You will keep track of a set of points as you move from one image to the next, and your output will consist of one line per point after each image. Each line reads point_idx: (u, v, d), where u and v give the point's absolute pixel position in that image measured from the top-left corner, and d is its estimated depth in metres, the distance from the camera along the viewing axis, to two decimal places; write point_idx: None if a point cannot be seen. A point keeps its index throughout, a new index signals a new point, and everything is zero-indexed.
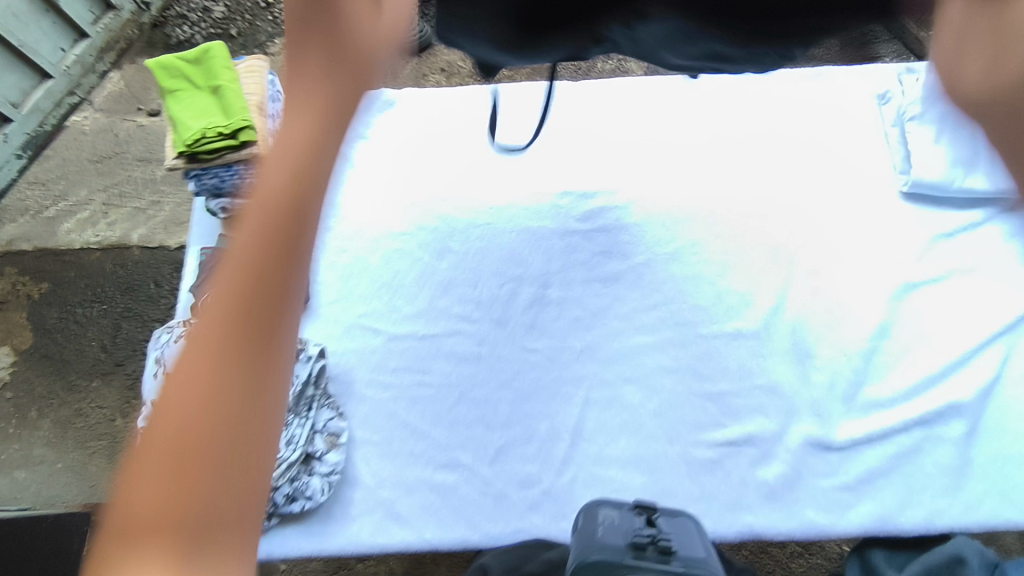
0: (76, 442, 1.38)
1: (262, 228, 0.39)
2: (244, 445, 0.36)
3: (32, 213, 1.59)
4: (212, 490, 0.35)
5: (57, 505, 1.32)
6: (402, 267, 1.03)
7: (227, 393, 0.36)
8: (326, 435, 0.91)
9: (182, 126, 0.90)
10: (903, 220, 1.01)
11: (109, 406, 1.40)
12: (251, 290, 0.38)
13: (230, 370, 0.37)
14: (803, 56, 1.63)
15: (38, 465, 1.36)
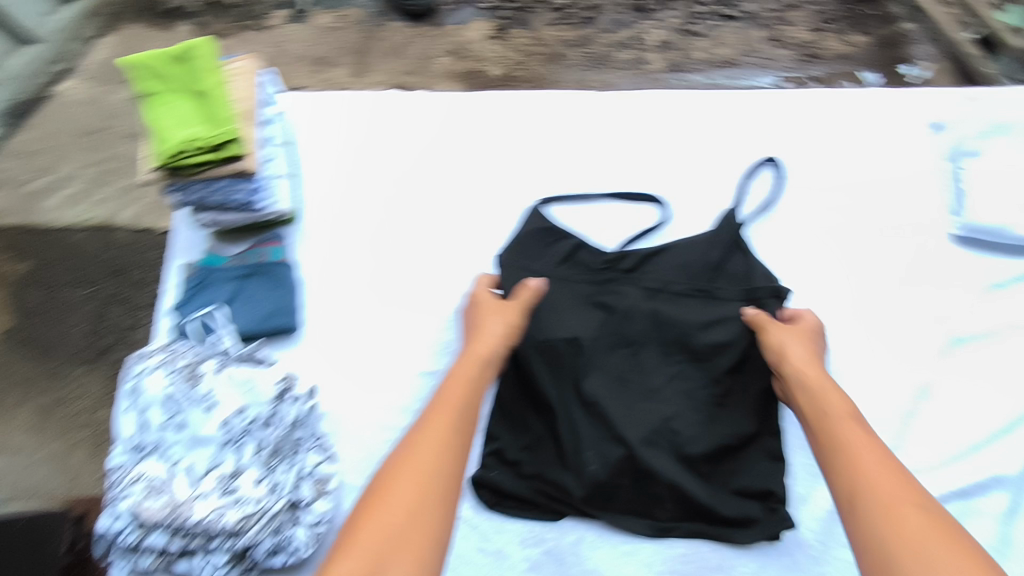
0: (58, 432, 1.29)
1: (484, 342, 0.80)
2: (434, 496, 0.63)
3: (11, 186, 1.47)
4: (438, 526, 0.61)
5: (33, 498, 1.24)
6: (406, 290, 0.94)
7: (433, 500, 0.62)
8: (313, 482, 0.82)
9: (162, 135, 0.81)
10: (951, 266, 0.93)
11: (92, 396, 1.31)
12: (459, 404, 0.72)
13: (464, 399, 0.72)
14: (837, 55, 1.47)
15: (17, 453, 1.27)
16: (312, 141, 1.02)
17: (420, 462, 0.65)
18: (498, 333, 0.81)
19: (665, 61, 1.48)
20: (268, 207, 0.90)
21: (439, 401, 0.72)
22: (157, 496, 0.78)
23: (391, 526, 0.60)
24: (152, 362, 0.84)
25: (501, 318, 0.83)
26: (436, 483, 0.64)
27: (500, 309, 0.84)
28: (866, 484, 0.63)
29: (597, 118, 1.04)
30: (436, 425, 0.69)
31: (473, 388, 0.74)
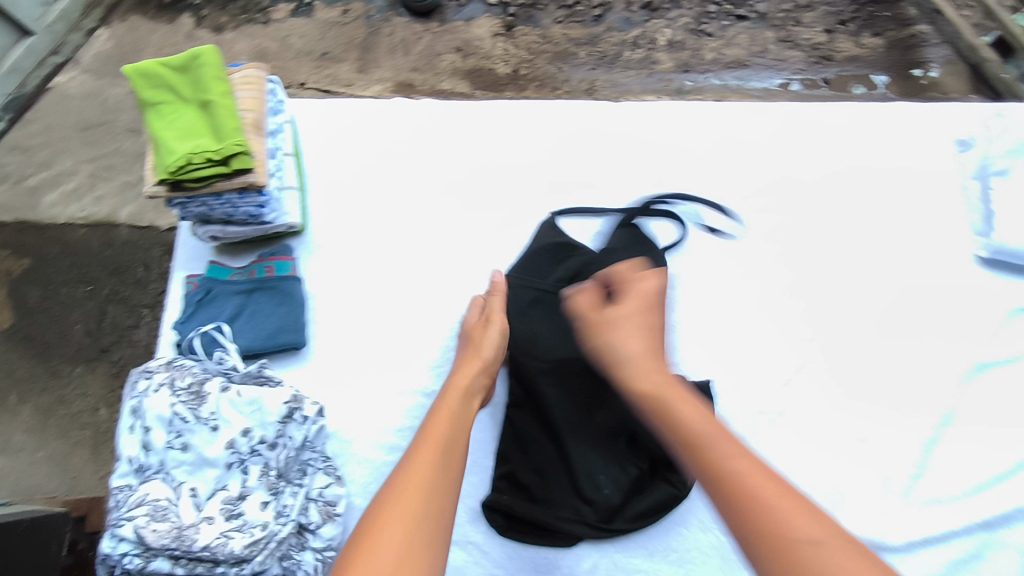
0: (58, 432, 1.28)
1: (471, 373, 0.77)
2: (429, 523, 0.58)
3: (13, 181, 1.44)
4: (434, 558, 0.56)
5: (36, 497, 1.23)
6: (416, 305, 0.92)
7: (422, 541, 0.56)
8: (320, 505, 0.80)
9: (165, 148, 0.77)
10: (976, 289, 0.91)
11: (94, 395, 1.29)
12: (450, 431, 0.68)
13: (457, 429, 0.69)
14: (848, 57, 1.44)
15: (18, 452, 1.26)
16: (319, 151, 0.99)
17: (413, 487, 0.60)
18: (484, 365, 0.78)
19: (675, 60, 1.45)
20: (276, 218, 0.88)
21: (425, 434, 0.67)
22: (161, 520, 0.75)
23: (382, 559, 0.53)
24: (155, 380, 0.81)
25: (486, 344, 0.81)
26: (428, 511, 0.58)
27: (484, 331, 0.82)
28: (729, 481, 0.55)
29: (614, 128, 1.01)
30: (424, 460, 0.63)
31: (457, 421, 0.69)
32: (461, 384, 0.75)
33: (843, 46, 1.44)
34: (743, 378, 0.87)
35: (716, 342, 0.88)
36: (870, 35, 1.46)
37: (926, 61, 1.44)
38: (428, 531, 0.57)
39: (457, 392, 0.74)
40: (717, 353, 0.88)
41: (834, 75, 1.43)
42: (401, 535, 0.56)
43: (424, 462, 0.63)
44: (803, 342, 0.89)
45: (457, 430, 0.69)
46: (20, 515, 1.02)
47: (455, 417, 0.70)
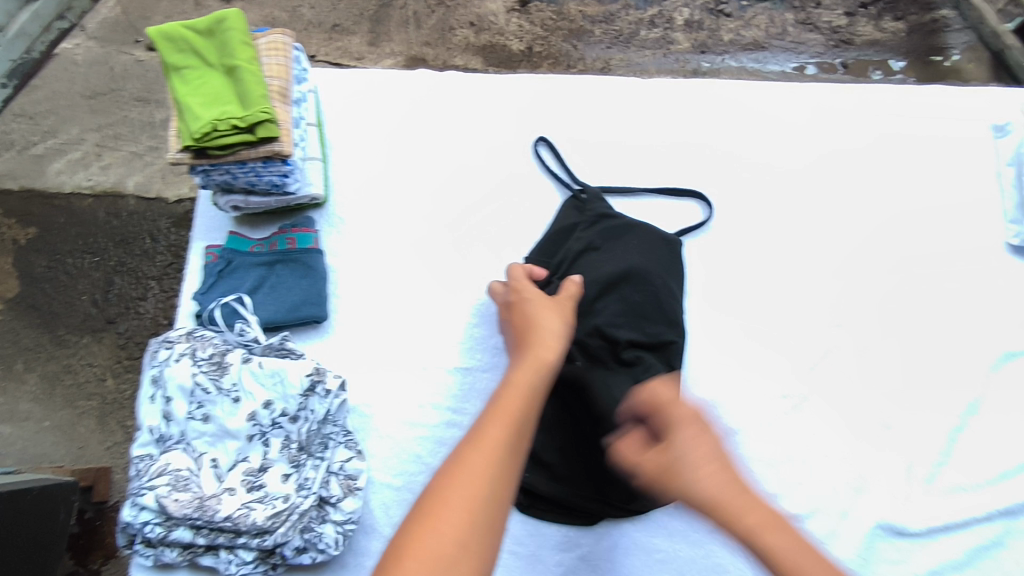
0: (65, 401, 1.27)
1: (549, 342, 0.71)
2: (491, 511, 0.55)
3: (18, 148, 1.41)
4: (490, 554, 0.53)
5: (42, 466, 1.23)
6: (442, 278, 0.91)
7: (488, 520, 0.54)
8: (341, 479, 0.80)
9: (188, 113, 0.75)
10: (1006, 278, 0.90)
11: (101, 365, 1.28)
12: (524, 403, 0.63)
13: (531, 405, 0.64)
14: (869, 42, 1.41)
15: (24, 421, 1.26)
16: (342, 122, 0.97)
17: (477, 463, 0.57)
18: (558, 336, 0.72)
19: (692, 40, 1.42)
20: (300, 189, 0.87)
21: (495, 410, 0.62)
22: (183, 490, 0.75)
23: (442, 555, 0.51)
24: (176, 349, 0.80)
25: (560, 311, 0.76)
26: (493, 495, 0.55)
27: (555, 304, 0.77)
28: None
29: (640, 105, 0.99)
30: (497, 432, 0.60)
31: (534, 394, 0.65)
32: (536, 349, 0.70)
33: (864, 30, 1.40)
34: (769, 361, 0.86)
35: (742, 325, 0.88)
36: (893, 18, 1.42)
37: (948, 47, 1.40)
38: (493, 508, 0.55)
39: (535, 360, 0.68)
40: (742, 335, 0.87)
41: (852, 59, 1.40)
42: (466, 513, 0.53)
43: (498, 434, 0.59)
44: (830, 326, 0.88)
45: (531, 403, 0.64)
46: (33, 480, 0.99)
47: (528, 386, 0.65)
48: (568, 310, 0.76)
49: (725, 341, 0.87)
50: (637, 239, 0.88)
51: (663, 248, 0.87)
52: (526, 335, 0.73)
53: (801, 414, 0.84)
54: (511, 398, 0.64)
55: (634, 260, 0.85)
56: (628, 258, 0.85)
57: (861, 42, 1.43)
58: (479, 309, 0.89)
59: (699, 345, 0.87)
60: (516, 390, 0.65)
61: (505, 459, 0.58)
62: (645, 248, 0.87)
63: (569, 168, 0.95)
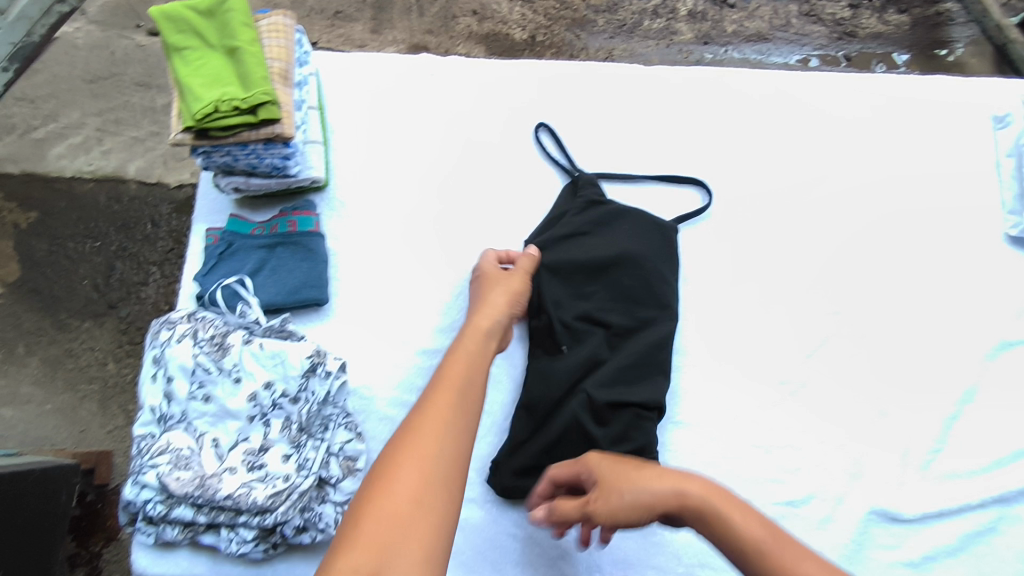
0: (66, 384, 1.28)
1: (490, 318, 0.77)
2: (444, 469, 0.60)
3: (19, 132, 1.41)
4: (447, 506, 0.58)
5: (43, 448, 1.24)
6: (443, 262, 0.91)
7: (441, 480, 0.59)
8: (341, 460, 0.80)
9: (191, 94, 0.76)
10: (1004, 268, 0.91)
11: (102, 349, 1.29)
12: (467, 372, 0.69)
13: (476, 373, 0.70)
14: (873, 34, 1.40)
15: (25, 404, 1.26)
16: (343, 106, 0.97)
17: (428, 428, 0.62)
18: (502, 312, 0.78)
19: (695, 31, 1.41)
20: (300, 172, 0.87)
21: (442, 378, 0.68)
22: (184, 468, 0.76)
23: (401, 510, 0.56)
24: (178, 330, 0.81)
25: (506, 286, 0.81)
26: (446, 455, 0.61)
27: (503, 278, 0.82)
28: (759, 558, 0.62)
29: (641, 93, 0.99)
30: (444, 398, 0.65)
31: (472, 361, 0.71)
32: (478, 325, 0.76)
33: (867, 23, 1.40)
34: (767, 348, 0.87)
35: (739, 312, 0.88)
36: (897, 11, 1.42)
37: (951, 41, 1.40)
38: (445, 470, 0.60)
39: (476, 335, 0.75)
40: (740, 321, 0.88)
41: (856, 52, 1.40)
42: (420, 473, 0.59)
43: (445, 402, 0.65)
44: (827, 314, 0.88)
45: (475, 371, 0.70)
46: (31, 462, 0.99)
47: (471, 358, 0.71)
48: (516, 285, 0.82)
49: (723, 327, 0.88)
50: (629, 225, 0.89)
51: (656, 235, 0.89)
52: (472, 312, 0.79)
53: (797, 402, 0.85)
54: (456, 368, 0.70)
55: (627, 245, 0.87)
56: (623, 245, 0.87)
57: (865, 34, 1.43)
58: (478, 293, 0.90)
59: (697, 331, 0.87)
60: (461, 361, 0.71)
61: (455, 424, 0.63)
62: (638, 235, 0.88)
63: (569, 154, 0.95)
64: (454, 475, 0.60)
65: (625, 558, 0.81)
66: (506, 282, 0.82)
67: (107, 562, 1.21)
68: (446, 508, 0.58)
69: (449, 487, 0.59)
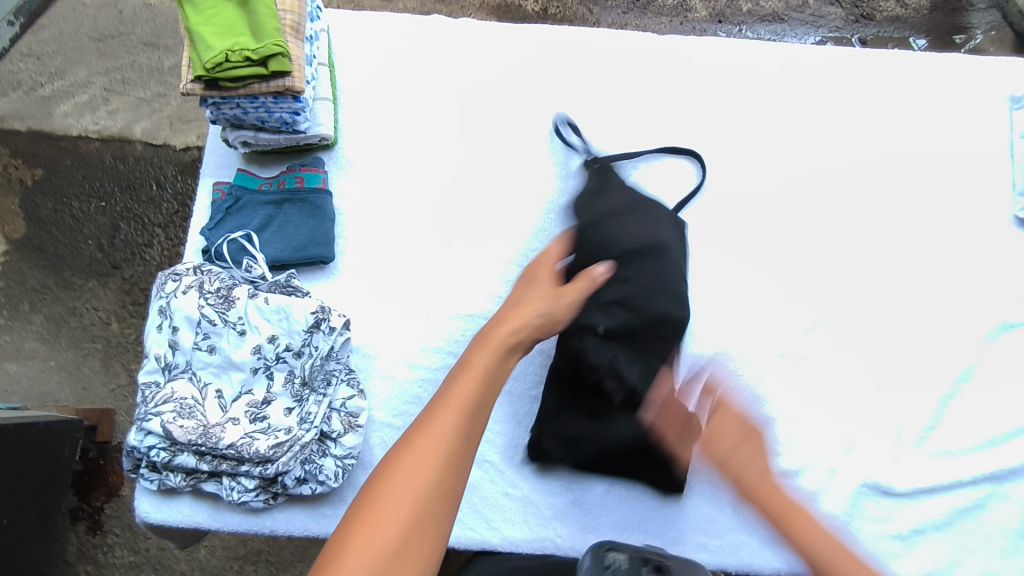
0: (69, 342, 1.29)
1: (521, 329, 0.67)
2: (440, 501, 0.54)
3: (25, 88, 1.40)
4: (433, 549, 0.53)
5: (47, 404, 1.26)
6: (451, 226, 0.91)
7: (430, 522, 0.53)
8: (343, 415, 0.81)
9: (203, 43, 0.77)
10: (1011, 249, 0.90)
11: (105, 309, 1.30)
12: (481, 389, 0.61)
13: (490, 389, 0.62)
14: (891, 17, 1.38)
15: (30, 359, 1.28)
16: (355, 63, 0.97)
17: (427, 453, 0.56)
18: (538, 325, 0.68)
19: (710, 9, 1.39)
20: (310, 129, 0.87)
21: (450, 393, 0.60)
22: (188, 417, 0.77)
23: (386, 545, 0.51)
24: (184, 282, 0.81)
25: (545, 296, 0.71)
26: (442, 488, 0.55)
27: (548, 290, 0.72)
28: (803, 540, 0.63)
29: (655, 62, 0.98)
30: (447, 417, 0.58)
31: (490, 377, 0.63)
32: (504, 332, 0.67)
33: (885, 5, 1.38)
34: (769, 321, 0.87)
35: (744, 284, 0.89)
36: None
37: (971, 27, 1.37)
38: (434, 507, 0.54)
39: (500, 343, 0.66)
40: (743, 294, 0.88)
41: (872, 35, 1.38)
42: (406, 514, 0.53)
43: (451, 420, 0.58)
44: (830, 290, 0.89)
45: (489, 385, 0.62)
46: (39, 415, 1.00)
47: (488, 372, 0.63)
48: (557, 298, 0.71)
49: (725, 299, 0.88)
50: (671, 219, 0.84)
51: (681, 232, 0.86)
52: (503, 315, 0.70)
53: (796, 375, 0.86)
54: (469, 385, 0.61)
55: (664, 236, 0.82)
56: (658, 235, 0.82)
57: (883, 17, 1.41)
58: (483, 258, 0.90)
59: (701, 303, 0.88)
60: (474, 372, 0.62)
61: (457, 449, 0.57)
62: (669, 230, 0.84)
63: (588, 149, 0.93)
64: (444, 513, 0.55)
65: (620, 520, 0.82)
66: (547, 292, 0.72)
67: (107, 517, 1.22)
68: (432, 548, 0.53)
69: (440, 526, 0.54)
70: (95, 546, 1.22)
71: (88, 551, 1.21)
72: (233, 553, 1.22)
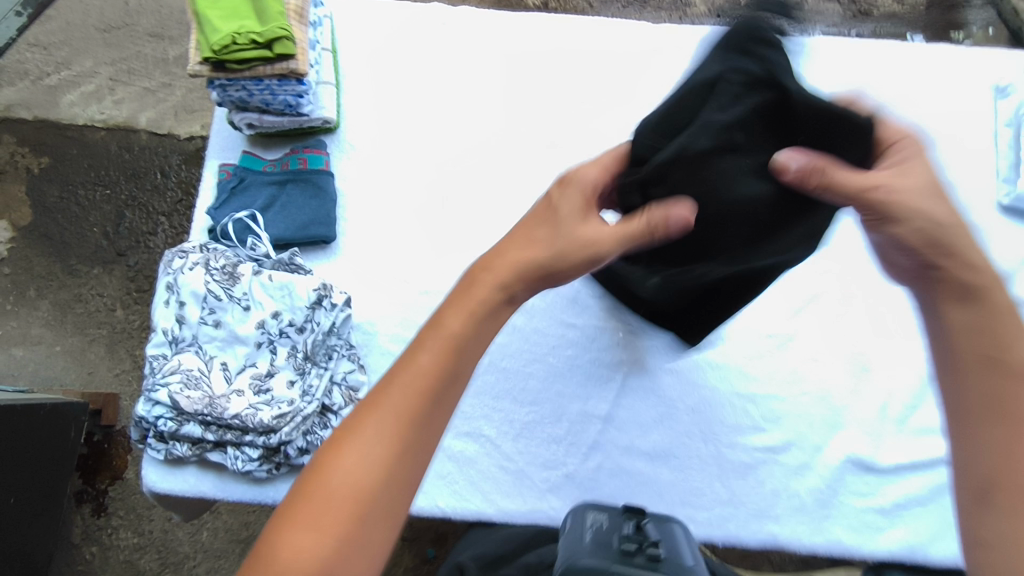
0: (75, 327, 1.32)
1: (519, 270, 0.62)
2: (406, 460, 0.55)
3: (32, 78, 1.42)
4: (396, 508, 0.54)
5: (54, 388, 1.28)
6: (450, 210, 0.94)
7: (390, 484, 0.54)
8: (344, 389, 0.84)
9: (210, 26, 0.80)
10: (995, 234, 0.93)
11: (110, 295, 1.32)
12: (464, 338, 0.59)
13: (476, 338, 0.60)
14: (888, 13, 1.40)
15: (36, 344, 1.31)
16: (356, 51, 0.99)
17: (400, 400, 0.56)
18: (537, 267, 0.62)
19: (709, 4, 1.42)
20: (312, 112, 0.88)
21: (433, 336, 0.59)
22: (194, 388, 0.80)
23: (345, 497, 0.52)
24: (190, 259, 0.84)
25: (555, 227, 0.64)
26: (410, 440, 0.55)
27: (564, 220, 0.64)
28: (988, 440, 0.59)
29: (650, 52, 1.00)
30: (425, 364, 0.57)
31: (475, 322, 0.60)
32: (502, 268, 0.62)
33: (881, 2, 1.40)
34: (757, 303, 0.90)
35: None
36: None
37: (967, 23, 1.39)
38: (400, 461, 0.55)
39: (492, 282, 0.62)
40: None
41: (868, 31, 1.40)
42: (368, 464, 0.53)
43: (429, 365, 0.57)
44: (817, 274, 0.91)
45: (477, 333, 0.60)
46: (44, 398, 1.02)
47: (472, 318, 0.60)
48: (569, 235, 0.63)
49: None
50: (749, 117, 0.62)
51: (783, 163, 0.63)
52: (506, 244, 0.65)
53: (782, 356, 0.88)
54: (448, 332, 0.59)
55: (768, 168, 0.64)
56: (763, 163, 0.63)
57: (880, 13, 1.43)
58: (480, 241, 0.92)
59: None
60: (457, 319, 0.60)
61: (431, 403, 0.57)
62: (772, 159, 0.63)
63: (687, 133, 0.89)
64: (413, 467, 0.56)
65: (611, 494, 0.84)
66: (561, 228, 0.63)
67: (111, 499, 1.25)
68: (395, 506, 0.54)
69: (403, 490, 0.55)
70: (99, 528, 1.24)
71: (93, 533, 1.24)
72: (235, 536, 1.25)
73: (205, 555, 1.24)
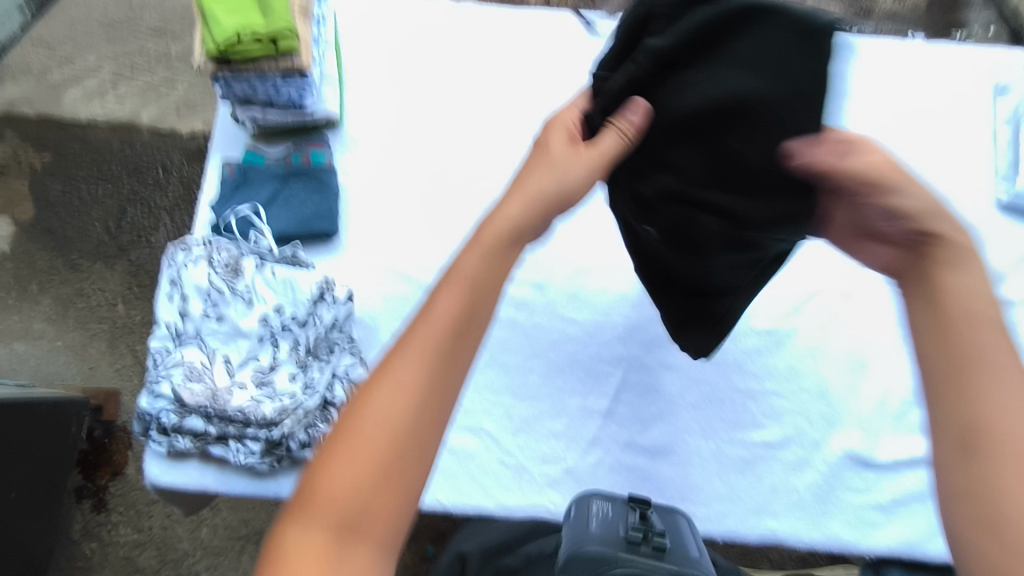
0: (77, 323, 1.32)
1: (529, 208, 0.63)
2: (425, 416, 0.55)
3: (35, 74, 1.42)
4: (416, 468, 0.54)
5: (55, 383, 1.28)
6: (451, 205, 0.94)
7: (410, 441, 0.54)
8: (346, 383, 0.84)
9: (213, 19, 0.79)
10: (994, 232, 0.93)
11: (112, 291, 1.33)
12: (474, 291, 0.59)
13: (489, 292, 0.60)
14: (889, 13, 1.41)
15: (37, 339, 1.31)
16: (358, 47, 1.00)
17: (416, 357, 0.56)
18: (544, 213, 0.64)
19: None
20: (316, 108, 0.90)
21: (445, 287, 0.59)
22: (197, 381, 0.80)
23: (367, 457, 0.53)
24: (194, 253, 0.85)
25: (558, 162, 0.65)
26: (427, 396, 0.55)
27: (566, 154, 0.65)
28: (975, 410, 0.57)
29: None
30: (438, 318, 0.57)
31: (487, 272, 0.60)
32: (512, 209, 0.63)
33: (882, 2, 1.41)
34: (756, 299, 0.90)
35: None
36: None
37: (967, 24, 1.40)
38: (418, 416, 0.55)
39: (502, 230, 0.62)
40: None
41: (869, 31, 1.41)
42: (386, 423, 0.54)
43: (443, 318, 0.58)
44: (816, 270, 0.91)
45: (486, 288, 0.60)
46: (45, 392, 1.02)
47: (482, 271, 0.60)
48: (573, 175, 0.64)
49: None
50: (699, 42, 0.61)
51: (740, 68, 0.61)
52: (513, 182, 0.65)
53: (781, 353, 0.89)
54: (460, 285, 0.59)
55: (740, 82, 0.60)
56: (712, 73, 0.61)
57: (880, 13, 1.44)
58: None
59: None
60: (468, 271, 0.59)
61: (446, 359, 0.57)
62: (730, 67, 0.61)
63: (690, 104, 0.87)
64: (432, 426, 0.56)
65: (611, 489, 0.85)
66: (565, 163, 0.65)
67: (111, 495, 1.26)
68: (418, 463, 0.55)
69: (427, 448, 0.55)
70: (99, 524, 1.25)
71: (93, 529, 1.24)
72: (234, 533, 1.25)
73: (205, 551, 1.24)
